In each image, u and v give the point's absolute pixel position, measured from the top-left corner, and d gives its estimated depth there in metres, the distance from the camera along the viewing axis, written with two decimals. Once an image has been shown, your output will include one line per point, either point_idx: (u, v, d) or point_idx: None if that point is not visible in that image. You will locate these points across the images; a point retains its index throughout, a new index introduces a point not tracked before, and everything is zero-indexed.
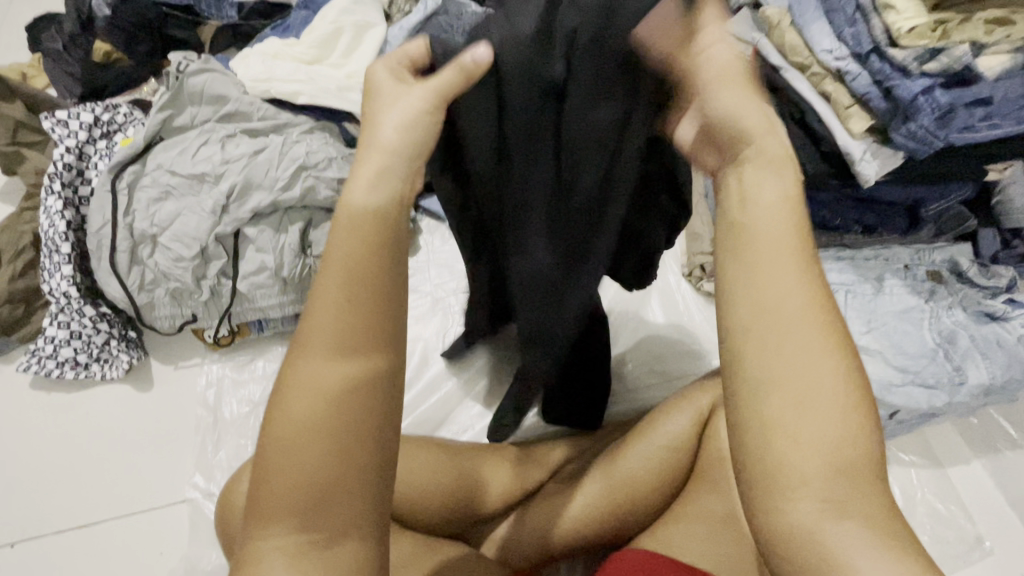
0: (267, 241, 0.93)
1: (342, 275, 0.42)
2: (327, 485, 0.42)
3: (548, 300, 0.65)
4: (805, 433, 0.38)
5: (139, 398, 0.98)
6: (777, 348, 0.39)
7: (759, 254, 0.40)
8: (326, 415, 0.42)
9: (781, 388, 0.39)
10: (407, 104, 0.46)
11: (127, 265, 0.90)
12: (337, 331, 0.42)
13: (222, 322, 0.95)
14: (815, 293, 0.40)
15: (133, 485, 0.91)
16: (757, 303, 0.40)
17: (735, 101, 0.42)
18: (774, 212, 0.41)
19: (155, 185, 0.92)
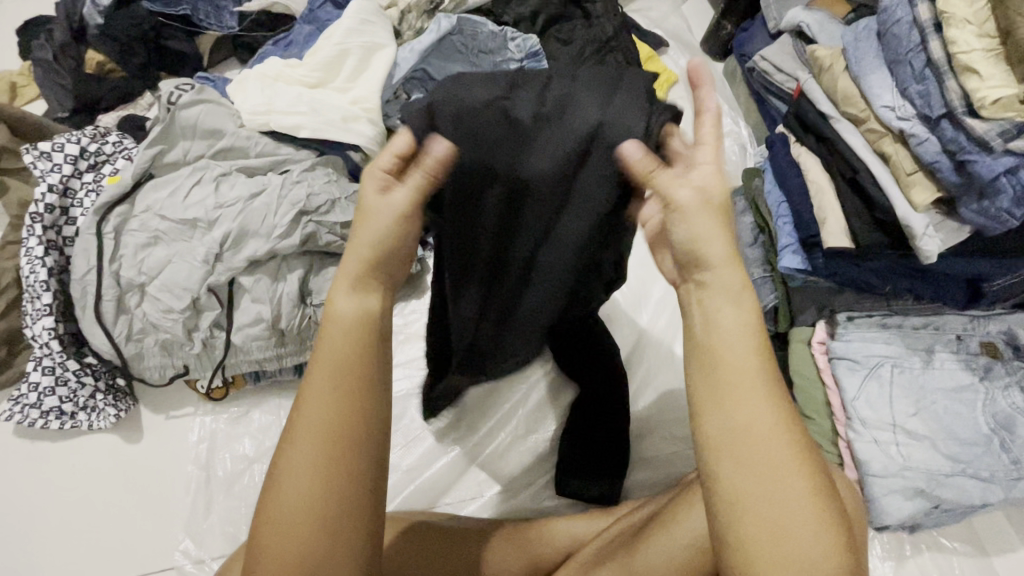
0: (263, 290, 0.86)
1: (327, 367, 0.48)
2: (314, 566, 0.46)
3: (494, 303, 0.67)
4: (783, 549, 0.44)
5: (127, 451, 0.92)
6: (749, 476, 0.45)
7: (726, 379, 0.47)
8: (316, 491, 0.45)
9: (765, 518, 0.45)
10: (392, 203, 0.52)
11: (114, 315, 0.84)
12: (328, 414, 0.46)
13: (215, 373, 0.88)
14: (780, 416, 0.47)
15: (118, 550, 0.85)
16: (733, 432, 0.46)
17: (699, 228, 0.50)
18: (736, 337, 0.48)
19: (143, 230, 0.85)
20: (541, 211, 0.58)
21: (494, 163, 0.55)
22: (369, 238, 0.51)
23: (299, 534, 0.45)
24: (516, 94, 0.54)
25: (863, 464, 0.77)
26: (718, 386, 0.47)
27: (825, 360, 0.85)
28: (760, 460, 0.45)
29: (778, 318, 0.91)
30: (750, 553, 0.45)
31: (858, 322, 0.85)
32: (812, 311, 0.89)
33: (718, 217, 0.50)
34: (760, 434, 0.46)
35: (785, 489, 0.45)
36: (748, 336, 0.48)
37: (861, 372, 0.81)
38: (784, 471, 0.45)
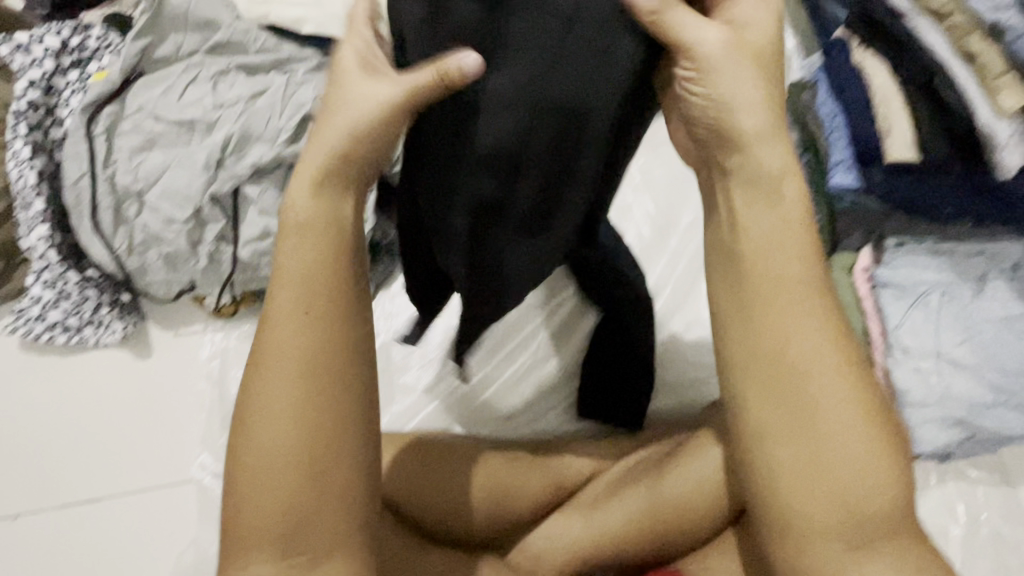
0: (271, 202, 0.80)
1: (292, 292, 0.45)
2: (297, 510, 0.43)
3: (477, 243, 0.53)
4: (822, 468, 0.43)
5: (137, 367, 0.89)
6: (783, 400, 0.44)
7: (761, 296, 0.45)
8: (296, 441, 0.43)
9: (812, 446, 0.43)
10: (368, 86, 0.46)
11: (113, 225, 0.79)
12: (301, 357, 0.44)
13: (224, 290, 0.83)
14: (824, 328, 0.44)
15: (136, 461, 0.85)
16: (783, 359, 0.44)
17: (734, 84, 0.44)
18: (772, 242, 0.45)
19: (137, 131, 0.79)
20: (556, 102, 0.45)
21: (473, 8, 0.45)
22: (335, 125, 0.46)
23: (286, 487, 0.43)
24: None
25: (902, 393, 0.74)
26: (743, 306, 0.45)
27: (868, 289, 0.79)
28: (802, 387, 0.44)
29: (820, 245, 0.82)
30: (781, 477, 0.44)
31: (910, 248, 0.80)
32: (858, 235, 0.82)
33: (755, 70, 0.44)
34: (810, 362, 0.44)
35: (826, 405, 0.44)
36: (790, 254, 0.45)
37: (907, 301, 0.77)
38: (832, 398, 0.44)
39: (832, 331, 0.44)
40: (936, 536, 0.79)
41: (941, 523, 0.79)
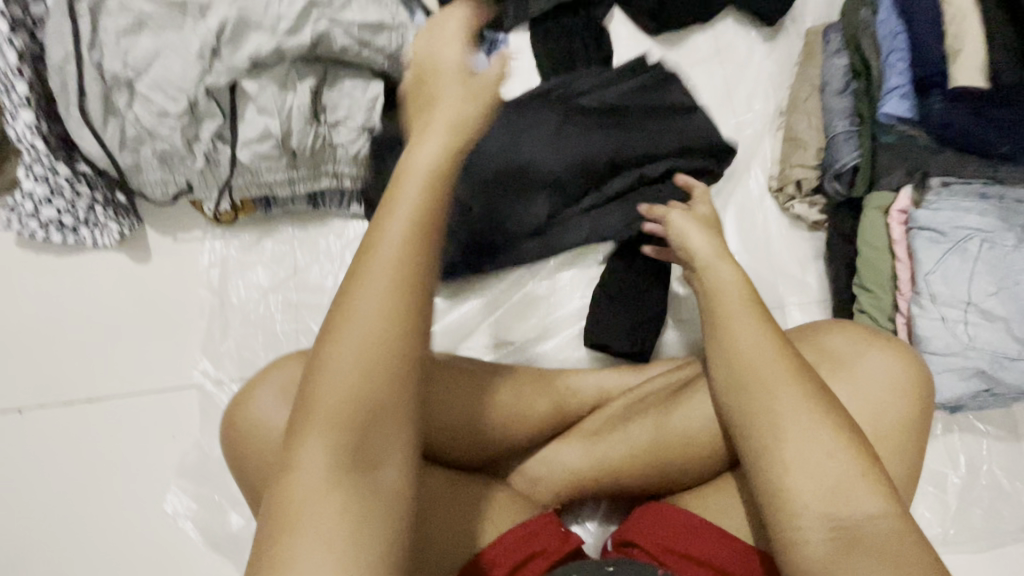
0: (271, 100, 0.74)
1: (388, 274, 0.38)
2: (353, 435, 0.37)
3: (521, 206, 0.81)
4: (798, 459, 0.49)
5: (137, 269, 0.87)
6: (760, 410, 0.53)
7: (729, 316, 0.59)
8: (395, 343, 0.38)
9: (772, 433, 0.51)
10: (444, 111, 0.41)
11: (103, 116, 0.73)
12: (405, 320, 0.38)
13: (222, 195, 0.81)
14: (790, 365, 0.54)
15: (136, 365, 0.84)
16: (736, 360, 0.56)
17: (723, 272, 0.62)
18: (727, 283, 0.61)
19: (123, 11, 0.71)
20: (619, 127, 0.83)
21: (565, 114, 0.83)
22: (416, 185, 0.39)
23: (357, 370, 0.37)
24: (641, 87, 0.86)
25: (921, 340, 0.72)
26: (714, 322, 0.60)
27: (902, 232, 0.76)
28: (754, 373, 0.54)
29: (855, 182, 0.80)
30: (772, 468, 0.50)
31: (954, 189, 0.74)
32: (900, 173, 0.77)
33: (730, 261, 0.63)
34: (756, 364, 0.54)
35: (796, 416, 0.51)
36: (715, 247, 0.65)
37: (942, 246, 0.73)
38: (777, 386, 0.52)
39: (777, 343, 0.55)
40: (934, 485, 0.78)
41: (941, 472, 0.79)
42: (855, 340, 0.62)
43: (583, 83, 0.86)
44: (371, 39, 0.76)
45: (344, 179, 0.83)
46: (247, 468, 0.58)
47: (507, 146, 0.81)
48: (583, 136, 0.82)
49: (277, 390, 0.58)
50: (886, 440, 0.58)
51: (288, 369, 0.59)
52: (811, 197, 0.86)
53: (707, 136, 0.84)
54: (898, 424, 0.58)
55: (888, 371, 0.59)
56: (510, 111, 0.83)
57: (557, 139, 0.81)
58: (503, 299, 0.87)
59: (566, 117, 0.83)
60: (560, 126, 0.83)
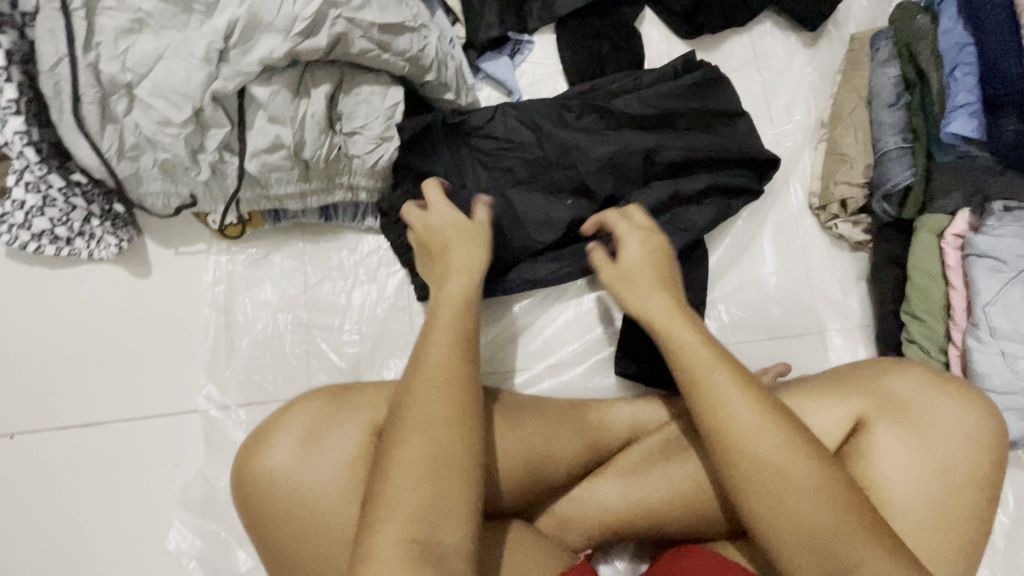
0: (283, 108, 0.68)
1: (444, 366, 0.52)
2: (429, 499, 0.46)
3: (537, 218, 0.76)
4: (783, 517, 0.48)
5: (136, 284, 0.82)
6: (744, 473, 0.49)
7: (693, 372, 0.53)
8: (450, 441, 0.49)
9: (760, 491, 0.48)
10: (471, 240, 0.65)
11: (99, 123, 0.67)
12: (461, 400, 0.51)
13: (229, 208, 0.75)
14: (767, 421, 0.49)
15: (135, 389, 0.79)
16: (709, 423, 0.51)
17: (676, 328, 0.56)
18: (690, 338, 0.55)
19: (122, 8, 0.64)
20: (661, 135, 0.78)
21: (592, 122, 0.78)
22: (452, 310, 0.57)
23: (419, 468, 0.47)
24: (680, 90, 0.79)
25: (980, 375, 0.68)
26: (679, 377, 0.54)
27: (957, 258, 0.71)
28: (728, 436, 0.50)
29: (906, 204, 0.75)
30: (763, 526, 0.48)
31: (1016, 216, 0.69)
32: (957, 196, 0.72)
33: (685, 317, 0.57)
34: (728, 414, 0.50)
35: (783, 472, 0.48)
36: (655, 304, 0.59)
37: (1005, 276, 0.68)
38: (757, 434, 0.49)
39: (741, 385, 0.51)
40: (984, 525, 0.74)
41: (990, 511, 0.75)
42: (917, 386, 0.58)
43: (617, 83, 0.80)
44: (391, 41, 0.70)
45: (360, 191, 0.77)
46: (272, 544, 0.58)
47: (524, 156, 0.77)
48: (610, 146, 0.76)
49: (295, 438, 0.59)
50: (953, 494, 0.53)
51: (300, 419, 0.60)
52: (855, 216, 0.81)
53: (748, 150, 0.79)
54: (964, 474, 0.54)
55: (955, 421, 0.55)
56: (547, 114, 0.78)
57: (595, 147, 0.76)
58: (528, 325, 0.81)
59: (592, 124, 0.78)
60: (587, 134, 0.77)
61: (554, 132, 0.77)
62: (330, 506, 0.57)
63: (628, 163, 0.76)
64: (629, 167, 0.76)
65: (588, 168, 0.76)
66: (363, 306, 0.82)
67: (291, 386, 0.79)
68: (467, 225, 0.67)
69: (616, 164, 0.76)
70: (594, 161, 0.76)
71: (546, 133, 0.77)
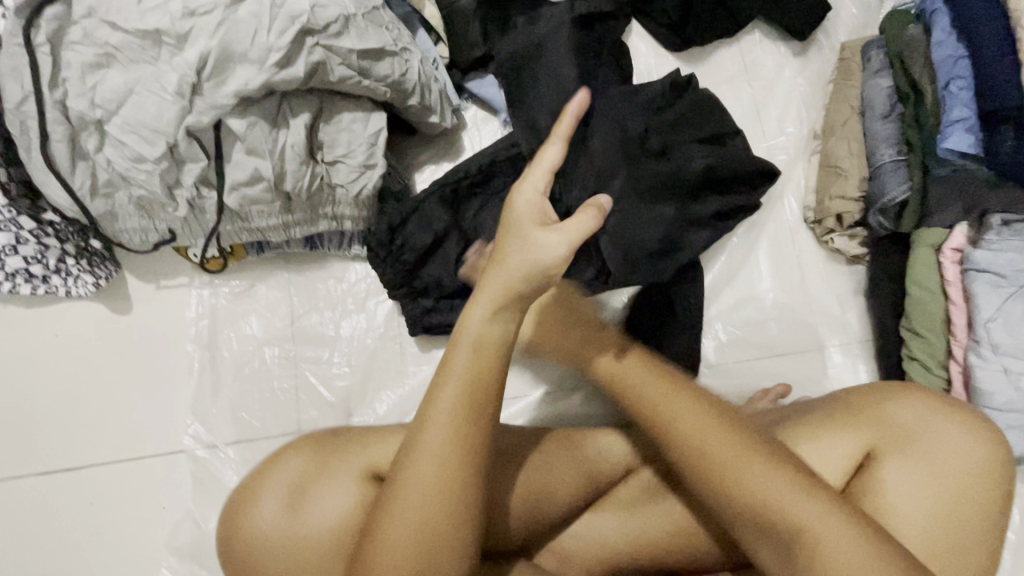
0: (261, 139, 0.66)
1: (448, 422, 0.46)
2: (417, 550, 0.44)
3: (633, 244, 0.72)
4: (784, 535, 0.46)
5: (115, 321, 0.79)
6: (742, 495, 0.48)
7: (655, 412, 0.53)
8: (443, 494, 0.45)
9: (756, 512, 0.47)
10: (554, 251, 0.49)
11: (69, 161, 0.65)
12: (458, 457, 0.45)
13: (209, 242, 0.73)
14: (749, 448, 0.49)
15: (119, 431, 0.76)
16: (684, 454, 0.50)
17: (644, 379, 0.55)
18: (653, 386, 0.54)
19: (89, 42, 0.62)
20: (707, 145, 0.77)
21: (645, 137, 0.75)
22: (469, 356, 0.47)
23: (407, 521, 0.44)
24: (702, 100, 0.79)
25: (983, 393, 0.66)
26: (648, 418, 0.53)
27: (957, 272, 0.70)
28: (716, 462, 0.49)
29: (904, 217, 0.74)
30: (759, 546, 0.47)
31: (1016, 229, 0.69)
32: (954, 210, 0.71)
33: (651, 371, 0.56)
34: (711, 445, 0.50)
35: (778, 495, 0.47)
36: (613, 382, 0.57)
37: (1005, 291, 0.67)
38: (744, 463, 0.48)
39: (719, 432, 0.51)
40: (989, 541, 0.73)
41: None
42: (926, 415, 0.56)
43: (641, 92, 0.78)
44: (371, 67, 0.68)
45: (345, 221, 0.75)
46: None
47: (595, 182, 0.74)
48: (677, 158, 0.75)
49: (284, 494, 0.57)
50: (966, 526, 0.52)
51: (291, 469, 0.59)
52: (851, 230, 0.79)
53: (742, 166, 0.77)
54: (975, 507, 0.53)
55: (963, 449, 0.54)
56: (612, 135, 0.74)
57: (662, 165, 0.74)
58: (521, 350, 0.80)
59: (646, 137, 0.75)
60: (645, 146, 0.75)
61: (611, 150, 0.74)
62: (317, 558, 0.55)
63: (699, 173, 0.75)
64: (699, 176, 0.75)
65: (666, 186, 0.74)
66: (352, 337, 0.79)
67: (280, 422, 0.77)
68: (546, 231, 0.50)
69: (687, 174, 0.74)
70: (667, 175, 0.74)
71: (584, 161, 0.74)
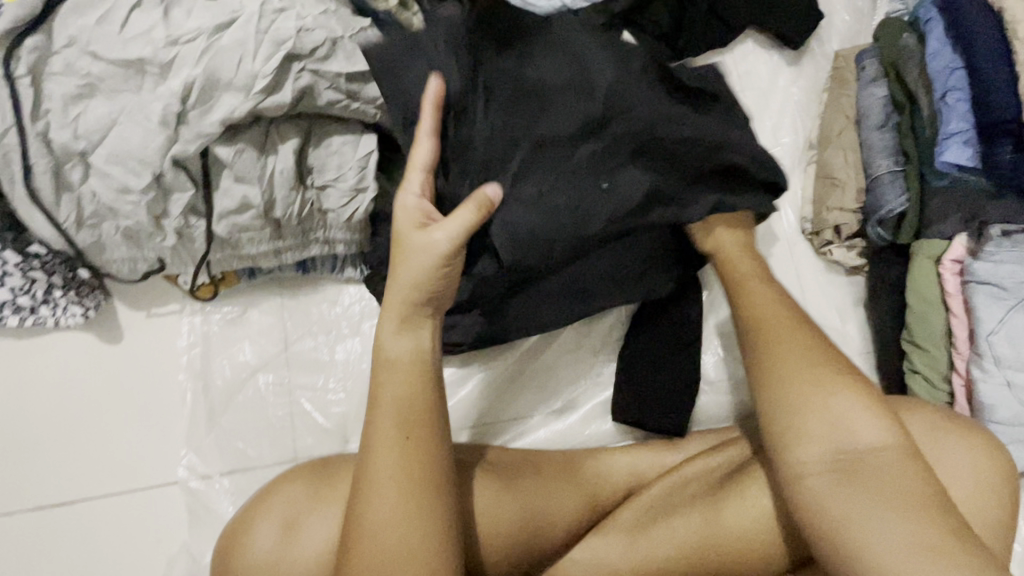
0: (249, 167, 0.65)
1: (397, 427, 0.50)
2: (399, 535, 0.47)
3: (550, 217, 0.59)
4: (835, 455, 0.52)
5: (106, 352, 0.78)
6: (808, 418, 0.53)
7: (777, 335, 0.58)
8: (411, 490, 0.48)
9: (807, 437, 0.53)
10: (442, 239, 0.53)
11: (54, 194, 0.63)
12: (416, 455, 0.49)
13: (199, 270, 0.71)
14: (825, 376, 0.55)
15: (112, 463, 0.75)
16: (770, 376, 0.57)
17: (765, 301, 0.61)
18: (770, 306, 0.61)
19: (71, 73, 0.61)
20: (649, 92, 0.60)
21: (558, 89, 0.60)
22: (393, 381, 0.51)
23: (396, 498, 0.48)
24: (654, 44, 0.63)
25: (987, 407, 0.66)
26: (758, 341, 0.59)
27: (958, 285, 0.69)
28: (788, 391, 0.55)
29: (902, 228, 0.73)
30: (809, 476, 0.52)
31: (1017, 240, 0.68)
32: (953, 221, 0.70)
33: (774, 291, 0.62)
34: (790, 372, 0.56)
35: (838, 419, 0.52)
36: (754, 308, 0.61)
37: (1007, 303, 0.66)
38: (809, 394, 0.54)
39: (813, 366, 0.55)
40: None
41: None
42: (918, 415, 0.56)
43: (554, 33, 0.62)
44: (360, 90, 0.67)
45: (337, 245, 0.74)
46: None
47: (499, 140, 0.60)
48: (599, 111, 0.60)
49: (277, 526, 0.56)
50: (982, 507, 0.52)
51: (283, 501, 0.58)
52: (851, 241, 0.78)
53: None
54: (984, 501, 0.52)
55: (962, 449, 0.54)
56: (511, 86, 0.60)
57: (580, 119, 0.59)
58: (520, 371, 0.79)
59: (559, 87, 0.60)
60: (561, 100, 0.60)
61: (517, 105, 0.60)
62: None
63: (634, 132, 0.60)
64: (633, 134, 0.60)
65: (583, 149, 0.60)
66: (347, 361, 0.78)
67: (275, 450, 0.75)
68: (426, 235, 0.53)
69: (617, 134, 0.60)
70: (589, 137, 0.60)
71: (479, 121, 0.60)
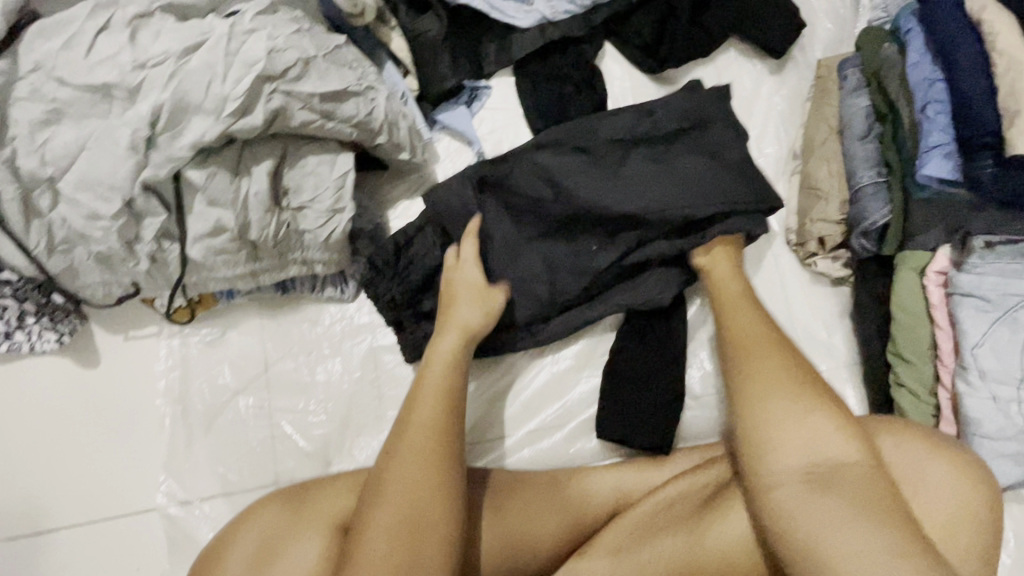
0: (222, 190, 0.64)
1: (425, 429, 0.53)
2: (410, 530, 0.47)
3: (549, 284, 0.72)
4: (801, 465, 0.51)
5: (83, 376, 0.77)
6: (776, 426, 0.53)
7: (751, 351, 0.60)
8: (422, 488, 0.49)
9: (772, 447, 0.52)
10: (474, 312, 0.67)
11: (23, 221, 0.62)
12: (438, 452, 0.52)
13: (176, 294, 0.70)
14: (795, 388, 0.55)
15: (90, 490, 0.74)
16: (743, 389, 0.57)
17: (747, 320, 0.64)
18: (752, 325, 0.63)
19: (38, 98, 0.60)
20: (634, 171, 0.71)
21: (561, 175, 0.72)
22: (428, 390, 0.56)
23: (409, 491, 0.49)
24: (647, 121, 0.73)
25: (972, 422, 0.65)
26: (738, 354, 0.61)
27: (942, 297, 0.69)
28: (756, 401, 0.55)
29: (885, 239, 0.73)
30: (776, 486, 0.51)
31: (1000, 251, 0.67)
32: (936, 233, 0.70)
33: (755, 311, 0.64)
34: (763, 386, 0.56)
35: (804, 430, 0.52)
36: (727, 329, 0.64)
37: (990, 316, 0.66)
38: (776, 405, 0.54)
39: (793, 383, 0.56)
40: None
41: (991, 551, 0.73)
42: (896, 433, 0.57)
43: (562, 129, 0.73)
44: (335, 109, 0.66)
45: (316, 266, 0.72)
46: None
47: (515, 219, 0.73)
48: (594, 192, 0.71)
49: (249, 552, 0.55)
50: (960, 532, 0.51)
51: (257, 528, 0.57)
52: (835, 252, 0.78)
53: None
54: (965, 523, 0.51)
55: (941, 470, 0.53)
56: (524, 178, 0.72)
57: (578, 194, 0.71)
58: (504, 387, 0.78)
59: (564, 174, 0.72)
60: (564, 183, 0.71)
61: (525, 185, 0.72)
62: None
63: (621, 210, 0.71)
64: (619, 211, 0.71)
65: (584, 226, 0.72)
66: (328, 382, 0.77)
67: (256, 474, 0.74)
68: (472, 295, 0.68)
69: (606, 209, 0.71)
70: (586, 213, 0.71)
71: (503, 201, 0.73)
